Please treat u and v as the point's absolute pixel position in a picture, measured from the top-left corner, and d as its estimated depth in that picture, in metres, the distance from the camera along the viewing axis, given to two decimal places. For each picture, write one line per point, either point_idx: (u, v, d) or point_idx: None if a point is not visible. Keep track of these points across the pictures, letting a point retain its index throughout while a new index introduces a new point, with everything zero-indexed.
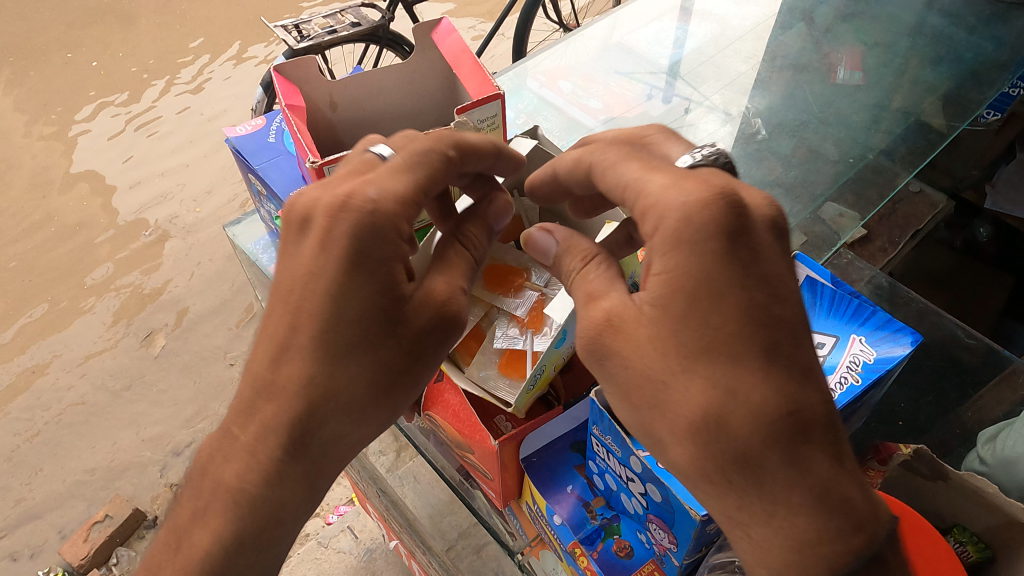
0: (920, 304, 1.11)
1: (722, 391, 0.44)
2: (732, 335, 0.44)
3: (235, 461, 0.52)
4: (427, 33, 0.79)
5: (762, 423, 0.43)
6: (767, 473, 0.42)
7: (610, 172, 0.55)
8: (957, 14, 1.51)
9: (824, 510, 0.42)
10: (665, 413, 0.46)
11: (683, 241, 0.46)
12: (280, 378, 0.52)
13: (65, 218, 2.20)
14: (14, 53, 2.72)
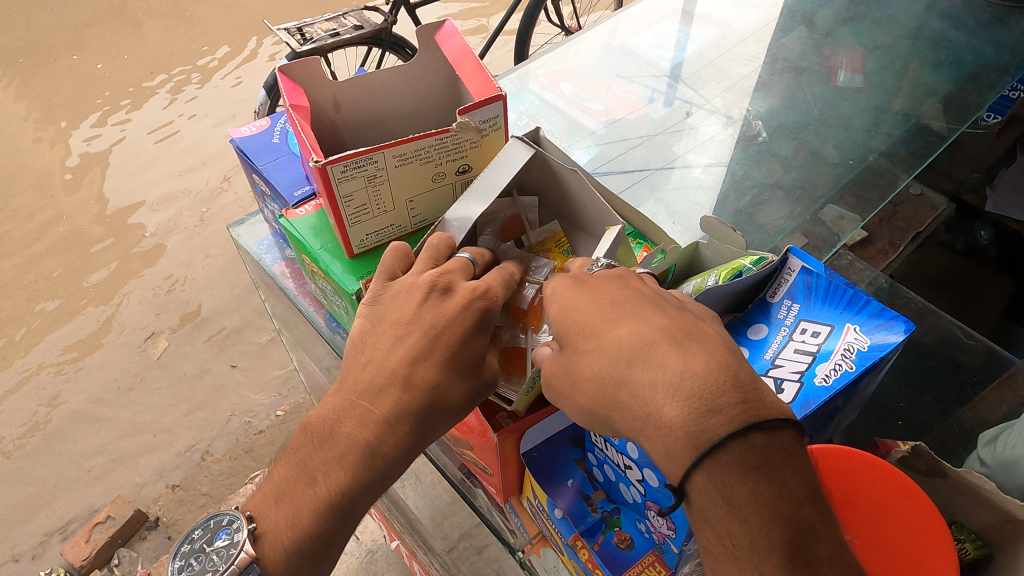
0: (919, 303, 1.13)
1: (598, 345, 0.49)
2: (589, 304, 0.52)
3: (370, 426, 0.54)
4: (430, 36, 0.79)
5: (622, 352, 0.48)
6: (634, 385, 0.46)
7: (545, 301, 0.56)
8: (956, 17, 1.52)
9: (681, 394, 0.44)
10: (562, 369, 0.51)
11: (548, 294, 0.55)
12: (416, 378, 0.55)
13: (69, 220, 2.21)
14: (19, 57, 2.73)
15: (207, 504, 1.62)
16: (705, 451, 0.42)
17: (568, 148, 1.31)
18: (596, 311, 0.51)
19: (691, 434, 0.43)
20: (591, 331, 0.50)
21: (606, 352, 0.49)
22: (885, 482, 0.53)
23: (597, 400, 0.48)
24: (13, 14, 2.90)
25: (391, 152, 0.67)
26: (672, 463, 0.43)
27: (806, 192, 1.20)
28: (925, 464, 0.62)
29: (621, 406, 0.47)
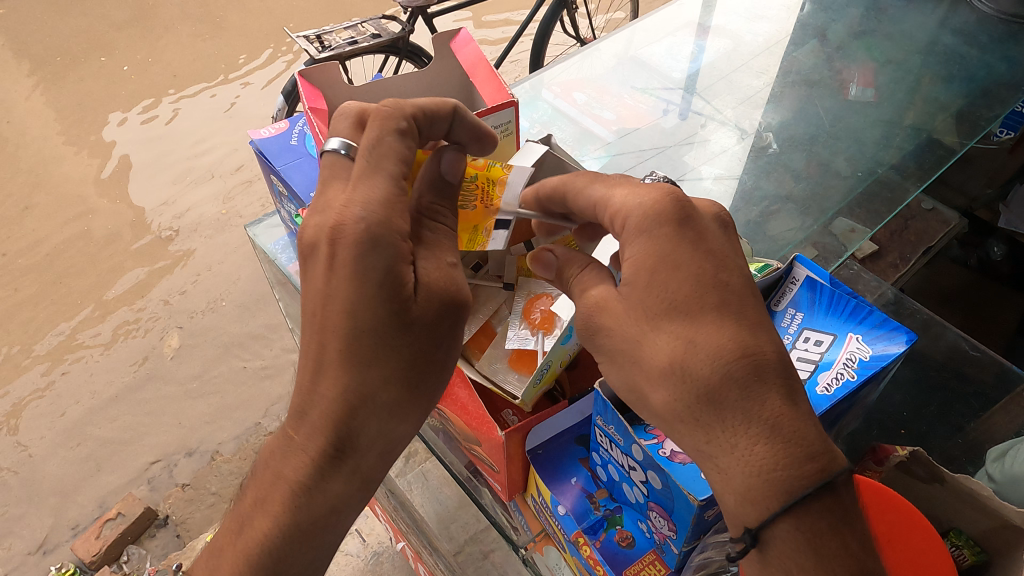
0: (924, 314, 1.12)
1: (685, 341, 0.50)
2: (689, 295, 0.51)
3: (291, 464, 0.56)
4: (446, 43, 0.82)
5: (720, 366, 0.48)
6: (727, 408, 0.47)
7: (579, 197, 0.61)
8: (970, 33, 1.53)
9: (778, 439, 0.46)
10: (643, 365, 0.52)
11: (642, 231, 0.54)
12: (318, 391, 0.56)
13: (87, 221, 2.24)
14: (43, 59, 2.78)
15: (216, 503, 1.65)
16: (787, 509, 0.45)
17: (579, 155, 1.32)
18: (696, 304, 0.51)
19: (781, 484, 0.45)
20: (687, 325, 0.50)
21: (696, 358, 0.49)
22: (896, 517, 0.54)
23: (672, 389, 0.50)
24: (40, 18, 2.97)
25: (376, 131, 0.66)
26: (753, 505, 0.46)
27: (816, 203, 1.21)
28: (925, 471, 0.64)
29: (703, 414, 0.48)
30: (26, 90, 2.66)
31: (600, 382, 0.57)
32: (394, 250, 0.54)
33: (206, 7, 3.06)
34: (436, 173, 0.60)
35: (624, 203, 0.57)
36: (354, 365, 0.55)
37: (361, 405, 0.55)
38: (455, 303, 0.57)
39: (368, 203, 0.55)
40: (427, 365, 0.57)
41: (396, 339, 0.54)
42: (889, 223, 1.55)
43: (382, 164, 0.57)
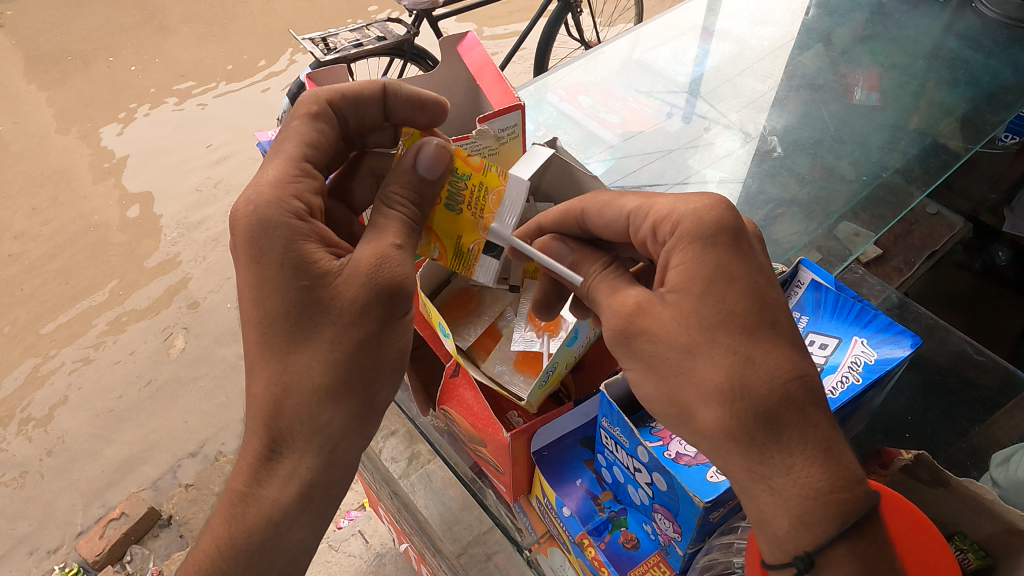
0: (928, 318, 1.11)
1: (742, 356, 0.50)
2: (747, 310, 0.51)
3: (240, 479, 0.60)
4: (453, 46, 0.82)
5: (780, 386, 0.49)
6: (785, 428, 0.48)
7: (605, 210, 0.63)
8: (974, 38, 1.53)
9: (833, 462, 0.47)
10: (693, 379, 0.52)
11: (697, 237, 0.54)
12: (253, 392, 0.59)
13: (92, 222, 2.25)
14: (49, 61, 2.79)
15: (219, 504, 1.66)
16: (841, 535, 0.46)
17: (584, 158, 1.33)
18: (752, 319, 0.51)
19: (839, 508, 0.46)
20: (745, 339, 0.50)
21: (757, 374, 0.49)
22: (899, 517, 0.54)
23: (727, 404, 0.50)
24: (47, 19, 2.99)
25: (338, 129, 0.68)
26: (809, 528, 0.46)
27: (820, 207, 1.21)
28: (928, 474, 0.65)
29: (759, 432, 0.48)
30: (32, 90, 2.67)
31: (606, 384, 0.57)
32: (286, 229, 0.57)
33: (212, 9, 3.07)
34: (416, 173, 0.60)
35: (675, 209, 0.57)
36: (272, 353, 0.58)
37: (285, 397, 0.58)
38: (385, 281, 0.57)
39: (260, 187, 0.58)
40: (353, 347, 0.58)
41: (306, 320, 0.57)
42: (893, 228, 1.55)
43: (282, 147, 0.63)
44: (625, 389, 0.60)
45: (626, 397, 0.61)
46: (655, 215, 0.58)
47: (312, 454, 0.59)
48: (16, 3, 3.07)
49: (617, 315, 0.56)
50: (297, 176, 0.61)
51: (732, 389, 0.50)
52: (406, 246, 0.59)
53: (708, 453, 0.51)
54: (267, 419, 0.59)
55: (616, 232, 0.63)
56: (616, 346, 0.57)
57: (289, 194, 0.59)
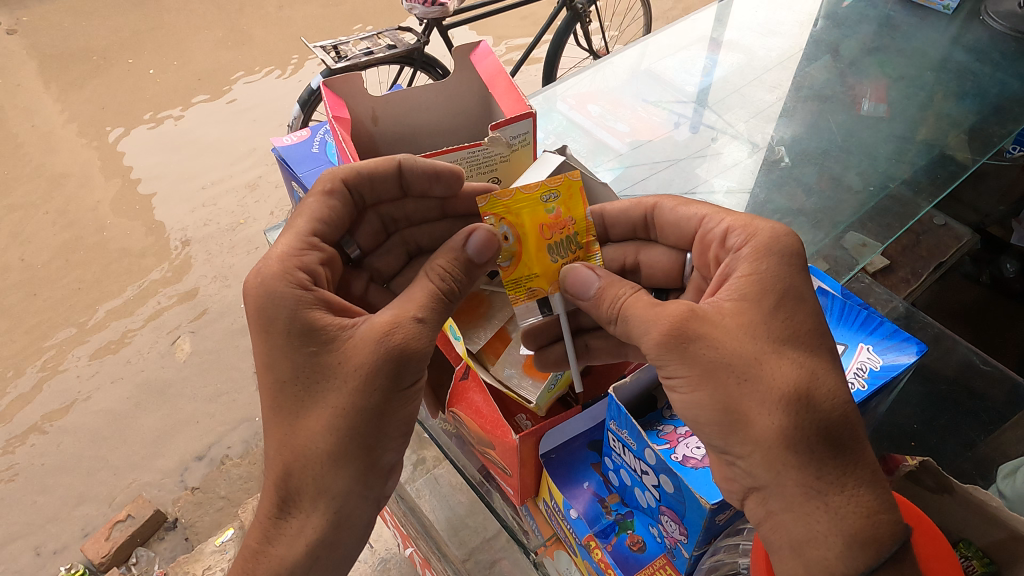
0: (936, 328, 1.11)
1: (807, 369, 0.52)
2: (810, 332, 0.55)
3: (255, 536, 0.60)
4: (467, 56, 0.84)
5: (838, 404, 0.52)
6: (844, 449, 0.50)
7: (680, 209, 0.72)
8: (981, 50, 1.54)
9: (879, 488, 0.50)
10: (755, 386, 0.52)
11: (773, 252, 0.58)
12: (269, 451, 0.59)
13: (102, 226, 2.27)
14: (62, 66, 2.83)
15: (224, 507, 1.67)
16: (890, 557, 0.47)
17: (592, 166, 1.34)
18: (816, 337, 0.55)
19: (896, 530, 0.47)
20: (810, 355, 0.53)
21: (822, 390, 0.52)
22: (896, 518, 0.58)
23: (794, 414, 0.50)
24: (62, 26, 3.02)
25: (350, 206, 0.71)
26: (866, 548, 0.46)
27: (827, 217, 1.21)
28: (933, 481, 0.67)
29: (822, 446, 0.50)
30: (45, 96, 2.70)
31: (615, 387, 0.58)
32: (291, 298, 0.60)
33: (225, 18, 3.11)
34: (463, 254, 0.63)
35: (753, 225, 0.62)
36: (292, 417, 0.58)
37: (294, 461, 0.58)
38: (393, 350, 0.57)
39: (273, 263, 0.62)
40: (353, 413, 0.57)
41: (315, 384, 0.58)
42: (900, 238, 1.55)
43: (294, 223, 0.67)
44: (633, 393, 0.61)
45: (633, 399, 0.62)
46: (734, 220, 0.64)
47: (320, 513, 0.58)
48: (29, 9, 3.11)
49: (673, 320, 0.56)
50: (309, 254, 0.65)
51: (799, 402, 0.51)
52: (427, 319, 0.59)
53: (755, 465, 0.50)
54: (284, 479, 0.58)
55: (686, 230, 0.71)
56: (663, 354, 0.56)
57: (299, 271, 0.62)
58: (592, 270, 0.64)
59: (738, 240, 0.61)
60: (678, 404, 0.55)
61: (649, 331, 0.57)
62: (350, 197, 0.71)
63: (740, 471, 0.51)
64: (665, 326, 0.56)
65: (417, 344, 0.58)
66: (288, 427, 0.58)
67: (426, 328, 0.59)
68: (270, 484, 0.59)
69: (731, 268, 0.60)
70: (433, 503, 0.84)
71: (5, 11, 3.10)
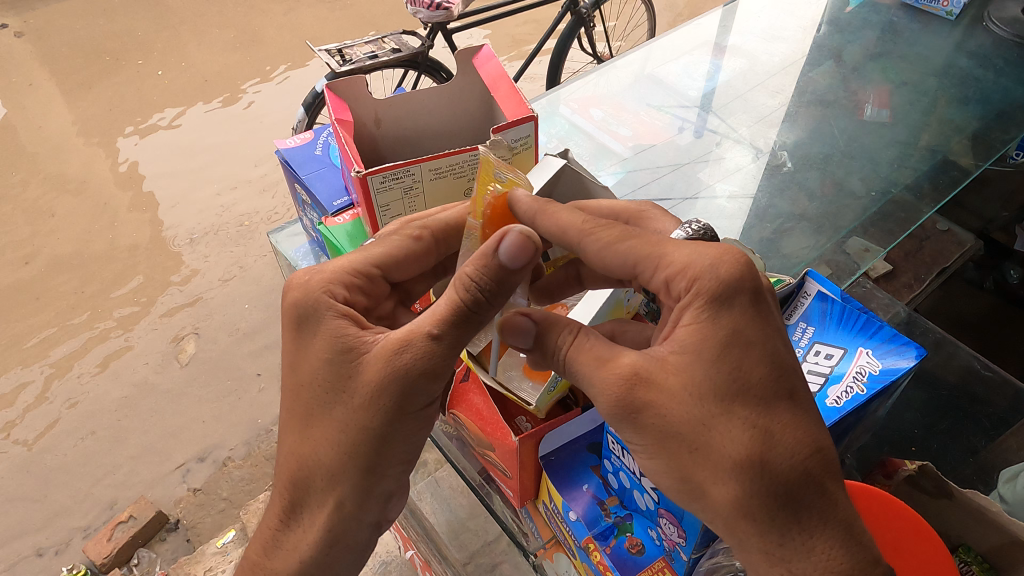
0: (937, 333, 1.10)
1: (760, 431, 0.51)
2: (764, 383, 0.52)
3: (264, 537, 0.65)
4: (469, 60, 0.85)
5: (798, 463, 0.50)
6: (804, 510, 0.50)
7: (608, 251, 0.61)
8: (985, 55, 1.54)
9: (853, 543, 0.50)
10: (708, 456, 0.51)
11: (722, 302, 0.54)
12: (283, 453, 0.62)
13: (108, 227, 2.28)
14: (70, 66, 2.85)
15: (226, 509, 1.67)
16: None
17: (595, 169, 1.34)
18: (768, 387, 0.52)
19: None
20: (766, 414, 0.51)
21: (776, 454, 0.50)
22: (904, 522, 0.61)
23: (745, 484, 0.50)
24: (73, 28, 3.04)
25: (431, 257, 0.70)
26: None
27: (830, 222, 1.21)
28: (932, 484, 0.72)
29: (779, 515, 0.49)
30: (55, 97, 2.72)
31: None
32: (325, 306, 0.61)
33: (233, 20, 3.12)
34: (496, 260, 0.55)
35: (690, 264, 0.56)
36: (306, 424, 0.60)
37: (299, 468, 0.61)
38: (404, 369, 0.56)
39: (326, 268, 0.64)
40: (357, 432, 0.58)
41: (326, 398, 0.59)
42: (902, 244, 1.55)
43: (369, 247, 0.67)
44: None
45: None
46: (670, 268, 0.57)
47: (316, 528, 0.61)
48: (40, 11, 3.14)
49: (618, 389, 0.54)
50: (364, 275, 0.66)
51: (751, 473, 0.50)
52: (441, 336, 0.56)
53: (721, 529, 0.52)
54: (292, 484, 0.62)
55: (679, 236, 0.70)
56: (617, 420, 0.55)
57: (342, 282, 0.64)
58: (524, 316, 0.60)
59: (682, 289, 0.56)
60: (643, 467, 0.55)
61: (598, 398, 0.55)
62: (434, 248, 0.69)
63: (707, 523, 0.53)
64: (610, 398, 0.54)
65: (430, 364, 0.56)
66: (300, 432, 0.61)
67: (441, 346, 0.56)
68: (279, 489, 0.63)
69: (676, 318, 0.56)
70: (434, 506, 0.84)
71: (14, 12, 3.13)
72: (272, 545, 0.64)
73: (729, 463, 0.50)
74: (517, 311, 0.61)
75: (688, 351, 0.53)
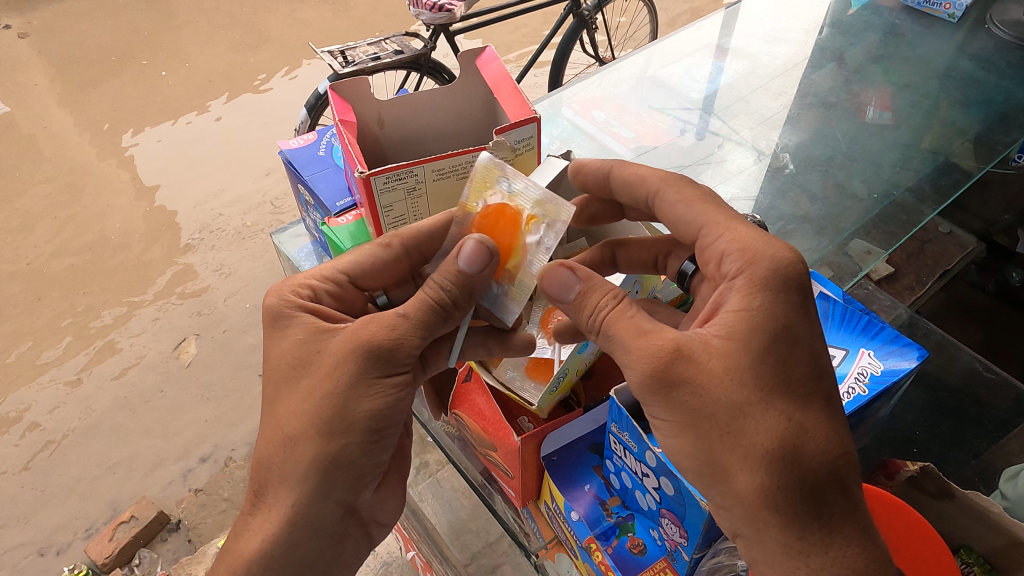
0: (938, 335, 1.10)
1: (795, 424, 0.51)
2: (804, 377, 0.53)
3: (240, 529, 0.62)
4: (472, 61, 0.85)
5: (826, 460, 0.51)
6: (827, 505, 0.50)
7: (682, 206, 0.67)
8: (987, 58, 1.54)
9: (871, 543, 0.50)
10: (739, 441, 0.50)
11: (769, 287, 0.55)
12: (263, 440, 0.61)
13: (110, 227, 2.29)
14: (73, 68, 2.86)
15: (228, 509, 1.67)
16: None
17: None
18: (806, 385, 0.53)
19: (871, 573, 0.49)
20: (803, 407, 0.52)
21: (807, 447, 0.50)
22: (905, 523, 0.61)
23: (778, 475, 0.50)
24: (75, 30, 3.05)
25: (403, 266, 0.71)
26: None
27: (831, 223, 1.21)
28: (934, 485, 0.73)
29: (805, 509, 0.50)
30: (58, 98, 2.72)
31: (616, 390, 0.59)
32: (293, 308, 0.64)
33: (235, 22, 3.13)
34: (455, 268, 0.58)
35: (753, 247, 0.58)
36: (285, 404, 0.61)
37: (266, 449, 0.61)
38: (366, 342, 0.58)
39: (298, 275, 0.68)
40: (325, 397, 0.59)
41: (298, 377, 0.61)
42: (905, 246, 1.56)
43: (341, 256, 0.70)
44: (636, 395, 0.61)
45: None
46: (732, 241, 0.60)
47: (280, 507, 0.60)
48: (44, 12, 3.15)
49: (656, 359, 0.53)
50: (334, 282, 0.68)
51: (784, 464, 0.50)
52: (411, 316, 0.59)
53: (736, 518, 0.51)
54: (272, 466, 0.60)
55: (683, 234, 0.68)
56: (647, 394, 0.54)
57: (310, 286, 0.66)
58: (570, 267, 0.60)
59: (733, 267, 0.58)
60: (661, 444, 0.54)
61: (631, 366, 0.54)
62: (406, 256, 0.70)
63: (724, 516, 0.52)
64: (645, 366, 0.53)
65: (392, 338, 0.58)
66: (280, 413, 0.61)
67: (407, 324, 0.59)
68: (260, 475, 0.61)
69: (722, 300, 0.57)
70: (434, 508, 0.84)
71: (17, 14, 3.14)
72: (250, 534, 0.61)
73: (762, 452, 0.50)
74: (564, 262, 0.60)
75: (734, 332, 0.53)
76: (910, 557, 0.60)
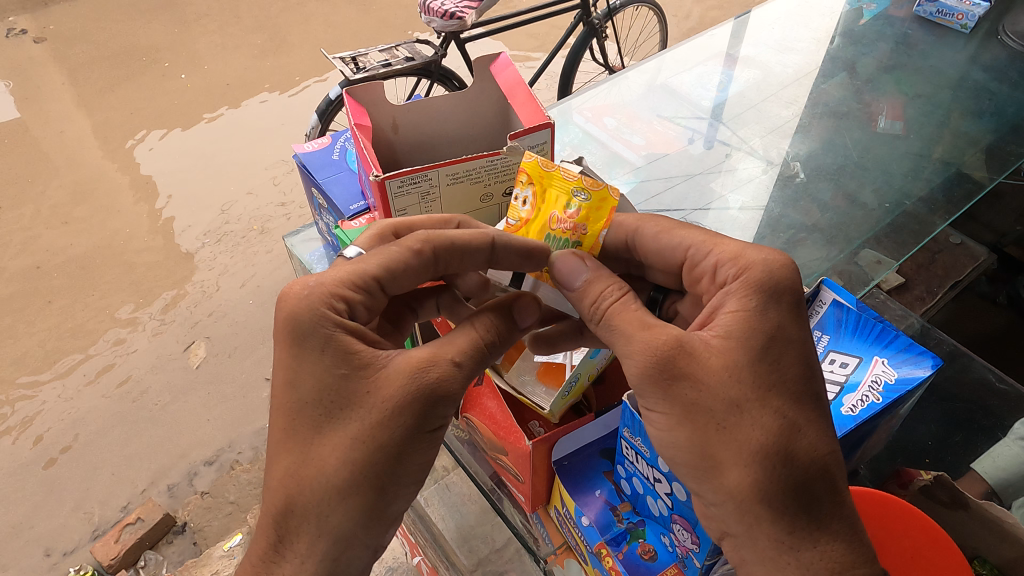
0: (951, 344, 1.08)
1: (788, 421, 0.52)
2: (796, 378, 0.54)
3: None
4: (487, 66, 0.85)
5: (817, 457, 0.52)
6: (816, 503, 0.51)
7: (663, 237, 0.69)
8: (1000, 69, 1.54)
9: (858, 542, 0.51)
10: (734, 436, 0.51)
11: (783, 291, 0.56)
12: (275, 478, 0.58)
13: (121, 232, 2.30)
14: (85, 71, 2.90)
15: (233, 512, 1.68)
16: None
17: (607, 177, 1.34)
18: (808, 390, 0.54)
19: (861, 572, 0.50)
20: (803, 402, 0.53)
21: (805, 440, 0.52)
22: (918, 531, 0.62)
23: (769, 472, 0.51)
24: (88, 36, 3.07)
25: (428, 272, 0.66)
26: None
27: (841, 233, 1.21)
28: (948, 495, 0.74)
29: (797, 509, 0.50)
30: (70, 103, 2.75)
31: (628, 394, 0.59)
32: (328, 329, 0.59)
33: (246, 29, 3.14)
34: (508, 312, 0.63)
35: (745, 255, 0.60)
36: (319, 443, 0.57)
37: (298, 493, 0.56)
38: (423, 389, 0.56)
39: (320, 286, 0.61)
40: (375, 448, 0.56)
41: (336, 419, 0.57)
42: (915, 256, 1.55)
43: (364, 261, 0.63)
44: None
45: None
46: (722, 254, 0.62)
47: (315, 557, 0.56)
48: (58, 18, 3.18)
49: (656, 351, 0.54)
50: (362, 288, 0.62)
51: (781, 460, 0.51)
52: (464, 363, 0.59)
53: (728, 515, 0.51)
54: (291, 507, 0.57)
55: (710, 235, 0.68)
56: (644, 385, 0.55)
57: (343, 299, 0.61)
58: (581, 260, 0.63)
59: (730, 273, 0.60)
60: (655, 439, 0.54)
61: (630, 358, 0.56)
62: (434, 264, 0.66)
63: (716, 514, 0.52)
64: (644, 358, 0.55)
65: (447, 389, 0.57)
66: (309, 452, 0.57)
67: (461, 373, 0.59)
68: (268, 515, 0.58)
69: (720, 302, 0.58)
70: (441, 514, 0.84)
71: (31, 17, 3.18)
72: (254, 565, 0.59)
73: (756, 444, 0.51)
74: (578, 255, 0.63)
75: (729, 323, 0.56)
76: (926, 562, 0.60)
